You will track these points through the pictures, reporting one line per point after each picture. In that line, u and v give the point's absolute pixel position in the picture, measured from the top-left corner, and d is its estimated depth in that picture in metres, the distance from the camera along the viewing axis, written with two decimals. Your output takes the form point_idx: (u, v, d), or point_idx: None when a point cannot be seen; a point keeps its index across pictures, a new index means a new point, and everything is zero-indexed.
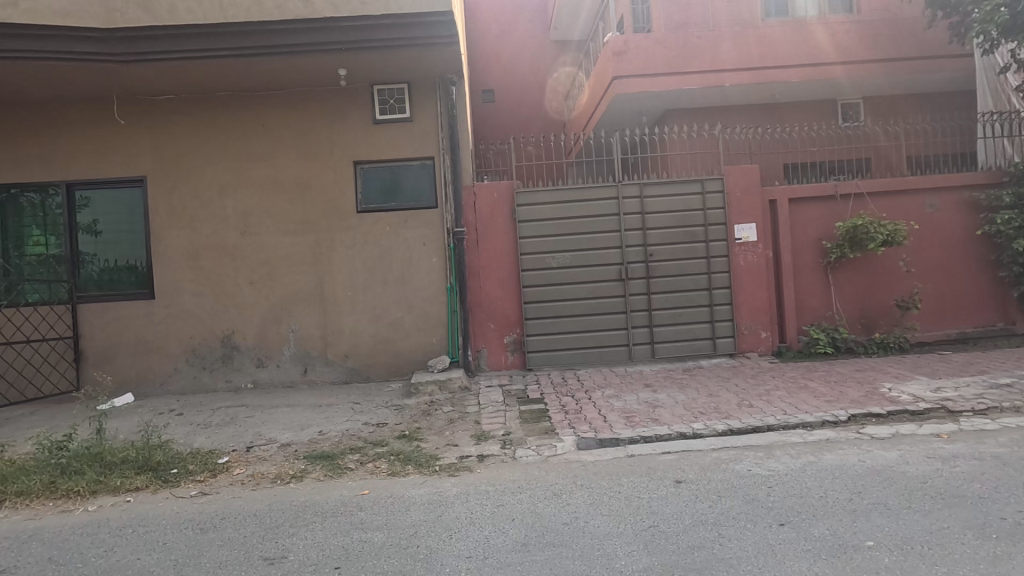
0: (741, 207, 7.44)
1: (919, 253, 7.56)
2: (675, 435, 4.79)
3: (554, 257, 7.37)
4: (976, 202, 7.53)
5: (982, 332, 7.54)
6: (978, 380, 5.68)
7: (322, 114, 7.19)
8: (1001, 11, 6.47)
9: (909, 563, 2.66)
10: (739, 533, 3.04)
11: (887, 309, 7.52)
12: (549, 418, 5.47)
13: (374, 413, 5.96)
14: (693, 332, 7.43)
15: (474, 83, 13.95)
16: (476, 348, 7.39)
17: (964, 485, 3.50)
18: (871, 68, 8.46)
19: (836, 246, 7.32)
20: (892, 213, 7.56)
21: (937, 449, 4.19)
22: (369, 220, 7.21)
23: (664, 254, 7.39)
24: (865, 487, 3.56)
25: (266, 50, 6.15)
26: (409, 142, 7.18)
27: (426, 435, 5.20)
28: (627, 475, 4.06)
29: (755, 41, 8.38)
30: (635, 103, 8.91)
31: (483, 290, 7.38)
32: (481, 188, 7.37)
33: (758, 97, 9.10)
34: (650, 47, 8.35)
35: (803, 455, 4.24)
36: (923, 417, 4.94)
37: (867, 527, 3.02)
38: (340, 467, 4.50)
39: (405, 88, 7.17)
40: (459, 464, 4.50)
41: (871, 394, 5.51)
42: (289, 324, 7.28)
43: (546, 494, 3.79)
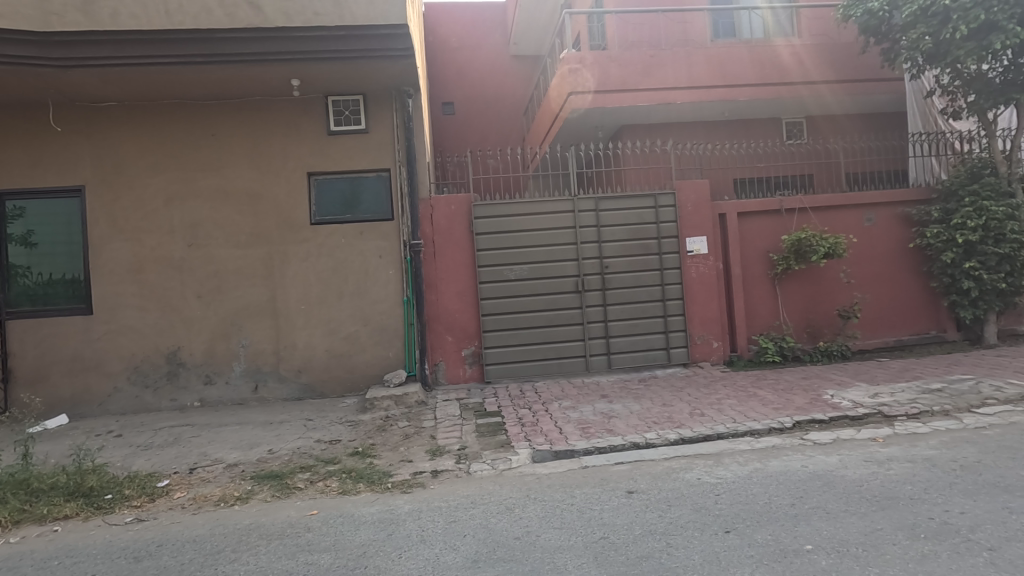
0: (693, 221, 7.67)
1: (858, 265, 7.94)
2: (629, 445, 4.86)
3: (512, 269, 7.39)
4: (909, 217, 7.98)
5: (916, 339, 7.97)
6: (912, 386, 5.99)
7: (275, 125, 7.04)
8: (926, 39, 6.92)
9: (845, 565, 2.77)
10: (687, 542, 3.10)
11: (830, 318, 7.85)
12: (505, 431, 5.46)
13: (327, 430, 5.82)
14: (648, 342, 7.56)
15: (434, 95, 14.04)
16: (434, 362, 7.34)
17: (897, 487, 3.68)
18: (813, 88, 8.88)
19: (782, 258, 7.60)
20: (832, 227, 7.93)
21: (874, 452, 4.39)
22: (323, 232, 7.09)
23: (620, 266, 7.53)
24: (806, 492, 3.70)
25: (215, 58, 6.00)
26: (366, 154, 7.12)
27: (380, 452, 5.10)
28: (580, 486, 4.09)
29: (706, 60, 8.71)
30: (591, 118, 9.10)
31: (440, 303, 7.34)
32: (438, 201, 7.35)
33: (709, 114, 9.44)
34: (605, 64, 8.55)
35: (750, 462, 4.36)
36: (861, 422, 5.17)
37: (807, 531, 3.13)
38: (289, 487, 4.36)
39: (360, 99, 7.11)
40: (412, 480, 4.44)
41: (814, 401, 5.73)
42: (238, 338, 7.04)
43: (499, 508, 3.77)
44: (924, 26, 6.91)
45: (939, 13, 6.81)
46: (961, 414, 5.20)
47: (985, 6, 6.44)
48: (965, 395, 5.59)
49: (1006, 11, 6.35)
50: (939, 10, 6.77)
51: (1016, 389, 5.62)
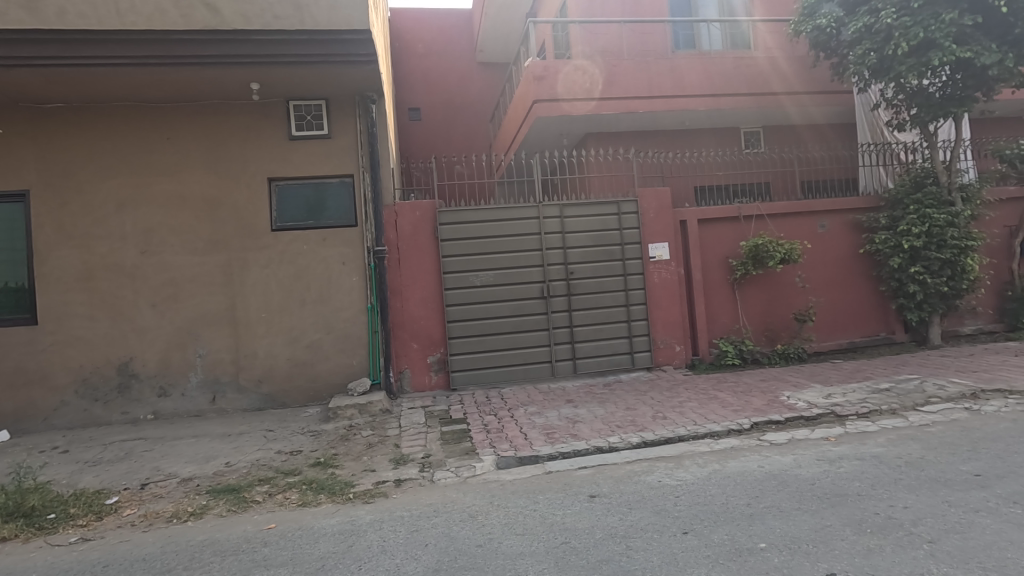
0: (655, 227, 7.83)
1: (813, 270, 8.23)
2: (592, 449, 4.91)
3: (478, 276, 7.39)
4: (859, 223, 8.33)
5: (867, 341, 8.30)
6: (862, 386, 6.24)
7: (234, 129, 6.88)
8: (871, 55, 7.29)
9: (796, 561, 2.85)
10: (646, 544, 3.14)
11: (787, 321, 8.11)
12: (470, 438, 5.45)
13: (288, 440, 5.70)
14: (613, 347, 7.66)
15: (401, 101, 13.96)
16: (399, 369, 7.26)
17: (846, 484, 3.82)
18: (770, 99, 9.18)
19: (741, 264, 7.82)
20: (788, 233, 8.20)
21: (826, 451, 4.55)
22: (284, 239, 6.95)
23: (585, 271, 7.62)
24: (762, 491, 3.81)
25: (170, 60, 5.83)
26: (329, 159, 7.04)
27: (343, 462, 5.02)
28: (544, 492, 4.11)
29: (668, 69, 8.90)
30: (556, 126, 9.22)
31: (406, 310, 7.28)
32: (403, 207, 7.29)
33: (670, 123, 9.67)
34: (569, 73, 8.66)
35: (709, 463, 4.46)
36: (815, 422, 5.35)
37: (762, 530, 3.22)
38: (246, 501, 4.25)
39: (323, 104, 7.03)
40: (375, 490, 4.37)
41: (772, 402, 5.90)
42: (195, 348, 6.83)
43: (462, 516, 3.76)
44: (869, 42, 7.27)
45: (882, 31, 7.16)
46: (907, 412, 5.44)
47: (925, 24, 6.78)
48: (911, 394, 5.85)
49: (942, 29, 6.68)
50: (882, 28, 7.14)
51: (958, 388, 5.90)
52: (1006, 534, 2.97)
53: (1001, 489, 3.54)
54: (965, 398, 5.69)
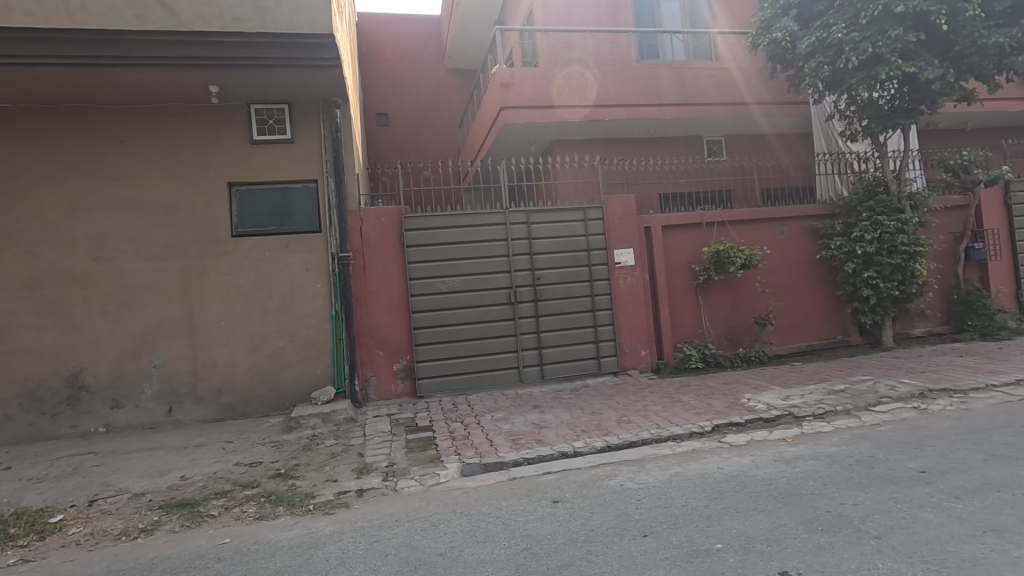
0: (620, 233, 7.94)
1: (772, 275, 8.45)
2: (557, 454, 4.94)
3: (445, 282, 7.35)
4: (816, 230, 8.61)
5: (825, 343, 8.56)
6: (819, 388, 6.43)
7: (193, 133, 6.72)
8: (824, 68, 7.58)
9: (750, 560, 2.91)
10: (606, 548, 3.16)
11: (748, 326, 8.30)
12: (435, 446, 5.40)
13: (248, 452, 5.55)
14: (580, 352, 7.71)
15: (368, 106, 13.85)
16: (364, 377, 7.15)
17: (801, 483, 3.93)
18: (731, 109, 9.41)
19: (703, 269, 8.00)
20: (748, 239, 8.41)
21: (783, 452, 4.67)
22: (245, 245, 6.81)
23: (551, 277, 7.66)
24: (720, 493, 3.88)
25: (124, 61, 5.65)
26: (292, 164, 6.93)
27: (304, 472, 4.91)
28: (508, 498, 4.10)
29: (633, 78, 9.04)
30: (523, 132, 9.28)
31: (371, 317, 7.18)
32: (368, 213, 7.21)
33: (635, 131, 9.84)
34: (535, 80, 8.73)
35: (671, 466, 4.53)
36: (774, 424, 5.49)
37: (719, 531, 3.28)
38: (201, 515, 4.12)
39: (285, 108, 6.93)
40: (336, 500, 4.30)
41: (733, 405, 6.03)
42: (151, 358, 6.61)
43: (424, 524, 3.72)
44: (822, 55, 7.57)
45: (834, 45, 7.46)
46: (860, 412, 5.63)
47: (873, 40, 7.08)
48: (865, 395, 6.05)
49: (888, 45, 6.99)
50: (834, 42, 7.44)
51: (907, 388, 6.14)
52: (947, 528, 3.10)
53: (944, 485, 3.68)
54: (913, 398, 5.92)
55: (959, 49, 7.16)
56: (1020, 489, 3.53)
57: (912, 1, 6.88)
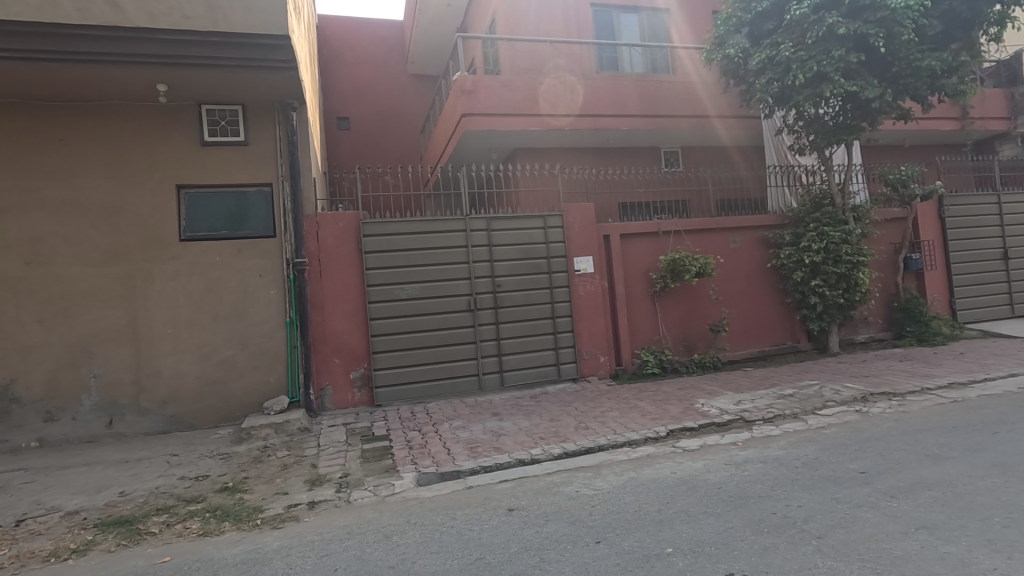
0: (580, 241, 8.03)
1: (726, 283, 8.71)
2: (514, 462, 4.93)
3: (403, 289, 7.26)
4: (766, 239, 8.92)
5: (776, 349, 8.86)
6: (769, 392, 6.64)
7: (139, 133, 6.45)
8: (774, 84, 7.91)
9: (699, 563, 2.97)
10: (560, 556, 3.17)
11: (703, 332, 8.52)
12: (391, 455, 5.31)
13: (194, 465, 5.33)
14: (539, 359, 7.74)
15: (328, 109, 13.60)
16: (319, 386, 6.98)
17: (749, 487, 4.04)
18: (688, 122, 9.66)
19: (660, 277, 8.19)
20: (703, 248, 8.64)
21: (734, 456, 4.80)
22: (195, 249, 6.57)
23: (511, 284, 7.68)
24: (672, 497, 3.94)
25: (63, 55, 5.38)
26: (245, 167, 6.75)
27: (253, 485, 4.75)
28: (463, 507, 4.07)
29: (594, 90, 9.18)
30: (485, 140, 9.31)
31: (327, 324, 7.03)
32: (325, 218, 7.06)
33: (595, 141, 9.99)
34: (496, 88, 8.77)
35: (625, 472, 4.59)
36: (725, 428, 5.64)
37: (670, 535, 3.33)
38: (139, 533, 3.92)
39: (239, 109, 6.74)
40: (285, 514, 4.17)
41: (687, 410, 6.16)
42: (90, 368, 6.29)
43: (376, 537, 3.64)
44: (772, 72, 7.88)
45: (782, 63, 7.78)
46: (807, 416, 5.84)
47: (819, 59, 7.42)
48: (811, 399, 6.28)
49: (832, 65, 7.34)
50: (782, 60, 7.75)
51: (850, 392, 6.41)
52: (883, 527, 3.23)
53: (882, 485, 3.85)
54: (856, 401, 6.19)
55: (896, 70, 7.57)
56: (950, 488, 3.72)
57: (854, 24, 7.22)
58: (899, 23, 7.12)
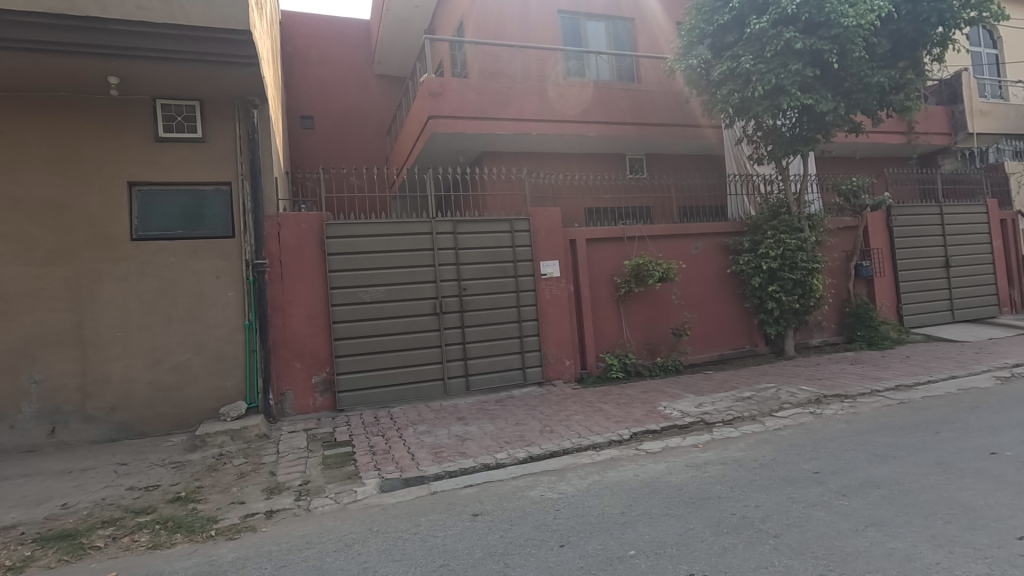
0: (546, 245, 8.07)
1: (688, 288, 8.90)
2: (479, 466, 4.91)
3: (368, 292, 7.15)
4: (726, 246, 9.17)
5: (735, 353, 9.09)
6: (729, 395, 6.81)
7: (89, 127, 6.17)
8: (735, 95, 8.16)
9: (660, 565, 3.01)
10: (524, 560, 3.16)
11: (666, 336, 8.68)
12: (354, 461, 5.21)
13: (145, 475, 5.10)
14: (505, 363, 7.73)
15: (291, 108, 13.32)
16: (279, 391, 6.79)
17: (710, 488, 4.13)
18: (651, 129, 9.85)
19: (625, 281, 8.31)
20: (666, 254, 8.81)
21: (695, 457, 4.90)
22: (147, 249, 6.31)
23: (477, 287, 7.65)
24: (636, 500, 3.99)
25: (4, 43, 5.09)
26: (203, 165, 6.53)
27: (207, 495, 4.57)
28: (427, 513, 4.02)
29: (561, 96, 9.27)
30: (451, 143, 9.27)
31: (288, 327, 6.85)
32: (287, 219, 6.89)
33: (562, 147, 10.08)
34: (464, 91, 8.74)
35: (590, 475, 4.62)
36: (686, 431, 5.75)
37: (632, 537, 3.37)
38: (83, 547, 3.72)
39: (196, 105, 6.52)
40: (242, 524, 4.03)
41: (650, 413, 6.26)
42: (31, 373, 5.95)
43: (337, 546, 3.56)
44: (733, 84, 8.13)
45: (743, 75, 8.03)
46: (764, 417, 6.01)
47: (777, 72, 7.69)
48: (768, 401, 6.48)
49: (790, 78, 7.61)
50: (742, 72, 8.01)
51: (805, 394, 6.63)
52: (835, 525, 3.35)
53: (834, 484, 3.99)
54: (810, 403, 6.41)
55: (849, 85, 7.91)
56: (897, 485, 3.88)
57: (809, 40, 7.50)
58: (851, 40, 7.44)
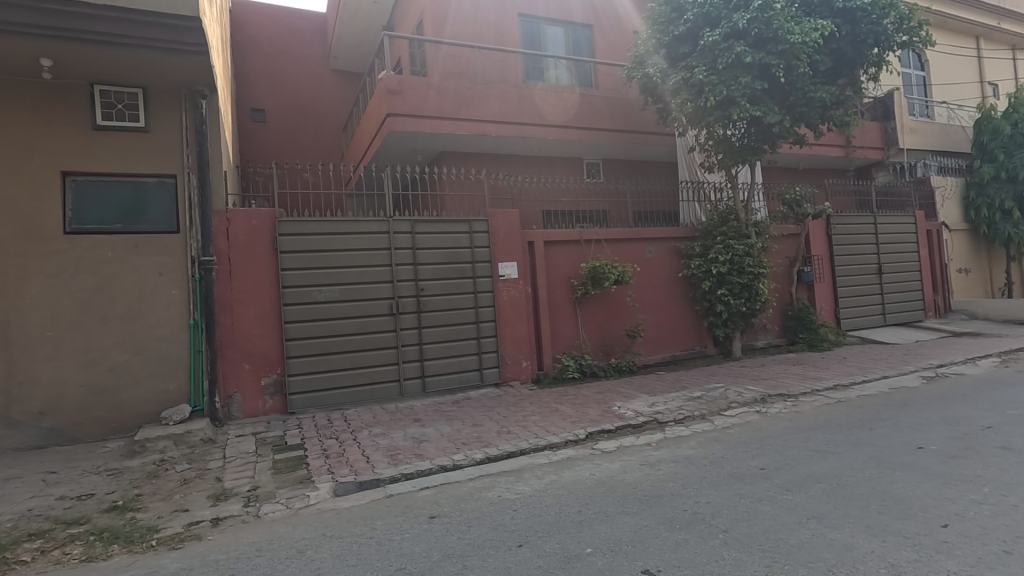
0: (504, 247, 8.09)
1: (642, 291, 9.11)
2: (436, 468, 4.87)
3: (322, 291, 6.97)
4: (679, 250, 9.44)
5: (686, 354, 9.37)
6: (680, 395, 7.02)
7: (18, 112, 5.77)
8: (688, 104, 8.43)
9: (617, 562, 3.06)
10: (483, 561, 3.16)
11: (620, 337, 8.86)
12: (306, 465, 5.07)
13: (78, 483, 4.79)
14: (462, 364, 7.70)
15: (242, 99, 12.84)
16: (227, 394, 6.52)
17: (663, 485, 4.24)
18: (609, 135, 10.03)
19: (581, 284, 8.44)
20: (622, 257, 8.99)
21: (648, 456, 5.03)
22: (82, 244, 5.94)
23: (435, 288, 7.59)
24: (591, 498, 4.05)
25: None
26: (145, 156, 6.21)
27: (147, 503, 4.34)
28: (383, 517, 3.95)
29: (518, 97, 9.32)
30: (409, 141, 9.16)
31: (236, 327, 6.59)
32: (237, 215, 6.64)
33: (521, 149, 10.13)
34: (423, 90, 8.67)
35: (547, 475, 4.66)
36: (640, 430, 5.89)
37: (589, 535, 3.42)
38: (7, 562, 3.46)
39: (139, 93, 6.20)
40: (186, 533, 3.85)
41: (606, 412, 6.38)
42: None
43: (289, 552, 3.45)
44: (686, 93, 8.39)
45: (695, 85, 8.31)
46: (713, 416, 6.23)
47: (728, 84, 7.97)
48: (717, 400, 6.72)
49: (739, 90, 7.92)
50: (695, 83, 8.29)
51: (752, 394, 6.92)
52: (780, 518, 3.51)
53: (778, 479, 4.18)
54: (756, 402, 6.69)
55: (794, 99, 8.30)
56: (836, 479, 4.11)
57: (758, 54, 7.82)
58: (797, 57, 7.81)
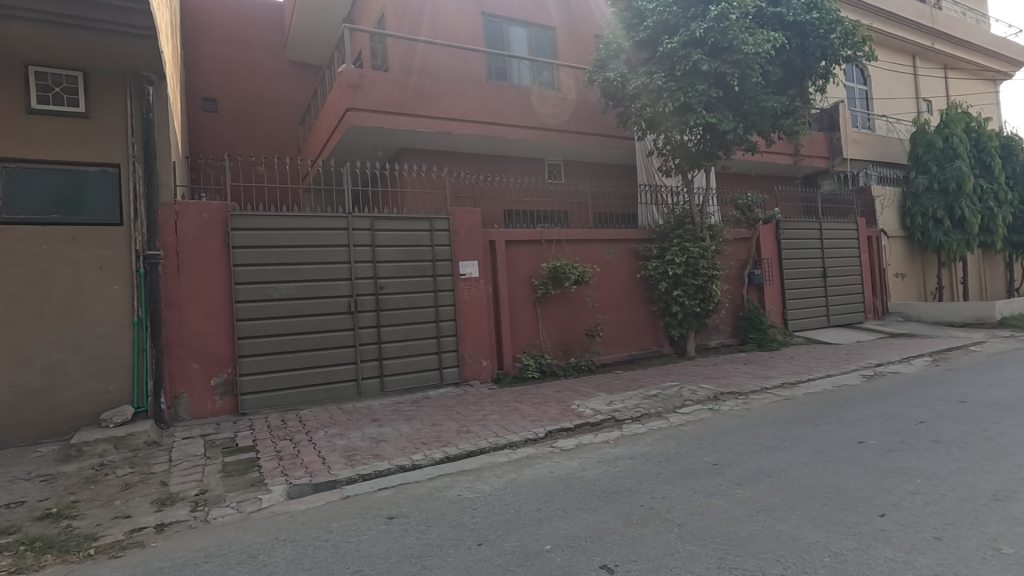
0: (466, 246, 8.06)
1: (601, 291, 9.25)
2: (394, 469, 4.80)
3: (276, 288, 6.77)
4: (637, 252, 9.64)
5: (643, 353, 9.57)
6: (637, 393, 7.16)
7: None
8: (647, 109, 8.58)
9: (575, 558, 3.10)
10: (442, 561, 3.13)
11: (580, 337, 8.96)
12: (258, 467, 4.91)
13: (6, 490, 4.48)
14: (422, 363, 7.62)
15: (191, 88, 12.32)
16: (173, 395, 6.24)
17: (620, 481, 4.32)
18: (571, 137, 10.14)
19: (542, 284, 8.50)
20: (582, 257, 9.10)
21: (606, 453, 5.11)
22: (13, 235, 5.56)
23: (394, 286, 7.49)
24: (550, 496, 4.08)
25: None
26: (85, 143, 5.87)
27: (84, 510, 4.10)
28: (339, 519, 3.87)
29: (480, 96, 9.30)
30: (369, 137, 9.00)
31: (184, 325, 6.32)
32: (186, 208, 6.37)
33: (484, 148, 10.13)
34: (384, 86, 8.54)
35: (506, 473, 4.67)
36: (598, 428, 5.98)
37: (548, 533, 3.44)
38: None
39: (79, 77, 5.86)
40: (127, 540, 3.65)
41: (565, 411, 6.44)
42: None
43: (240, 558, 3.33)
44: (646, 98, 8.54)
45: (654, 91, 8.48)
46: (669, 414, 6.39)
47: (686, 91, 8.19)
48: (672, 398, 6.89)
49: (696, 97, 8.15)
50: (654, 89, 8.46)
51: (705, 392, 7.13)
52: (731, 512, 3.62)
53: (730, 474, 4.32)
54: (710, 400, 6.89)
55: (747, 107, 8.54)
56: (784, 473, 4.27)
57: (714, 63, 8.06)
58: (750, 67, 8.10)
